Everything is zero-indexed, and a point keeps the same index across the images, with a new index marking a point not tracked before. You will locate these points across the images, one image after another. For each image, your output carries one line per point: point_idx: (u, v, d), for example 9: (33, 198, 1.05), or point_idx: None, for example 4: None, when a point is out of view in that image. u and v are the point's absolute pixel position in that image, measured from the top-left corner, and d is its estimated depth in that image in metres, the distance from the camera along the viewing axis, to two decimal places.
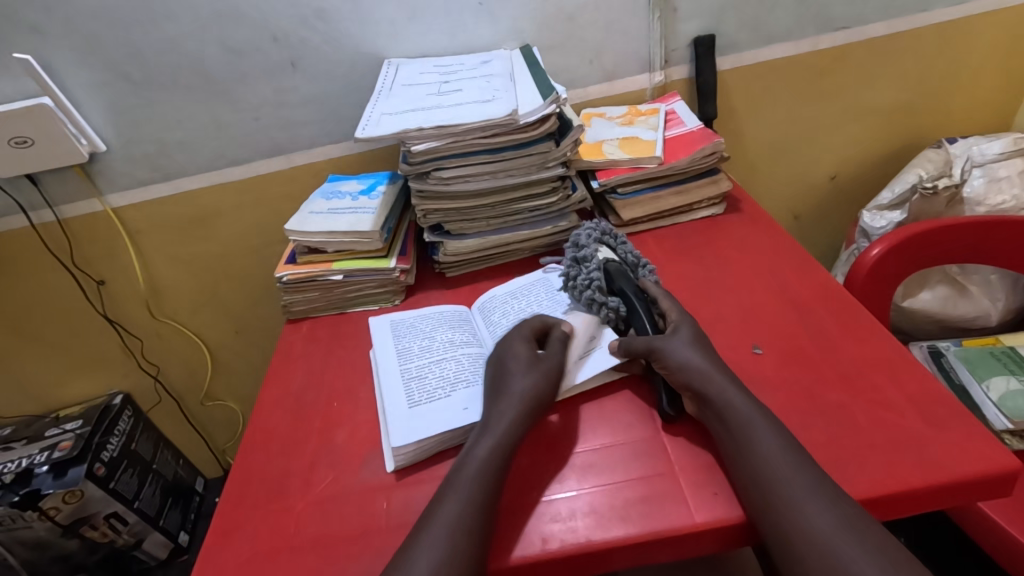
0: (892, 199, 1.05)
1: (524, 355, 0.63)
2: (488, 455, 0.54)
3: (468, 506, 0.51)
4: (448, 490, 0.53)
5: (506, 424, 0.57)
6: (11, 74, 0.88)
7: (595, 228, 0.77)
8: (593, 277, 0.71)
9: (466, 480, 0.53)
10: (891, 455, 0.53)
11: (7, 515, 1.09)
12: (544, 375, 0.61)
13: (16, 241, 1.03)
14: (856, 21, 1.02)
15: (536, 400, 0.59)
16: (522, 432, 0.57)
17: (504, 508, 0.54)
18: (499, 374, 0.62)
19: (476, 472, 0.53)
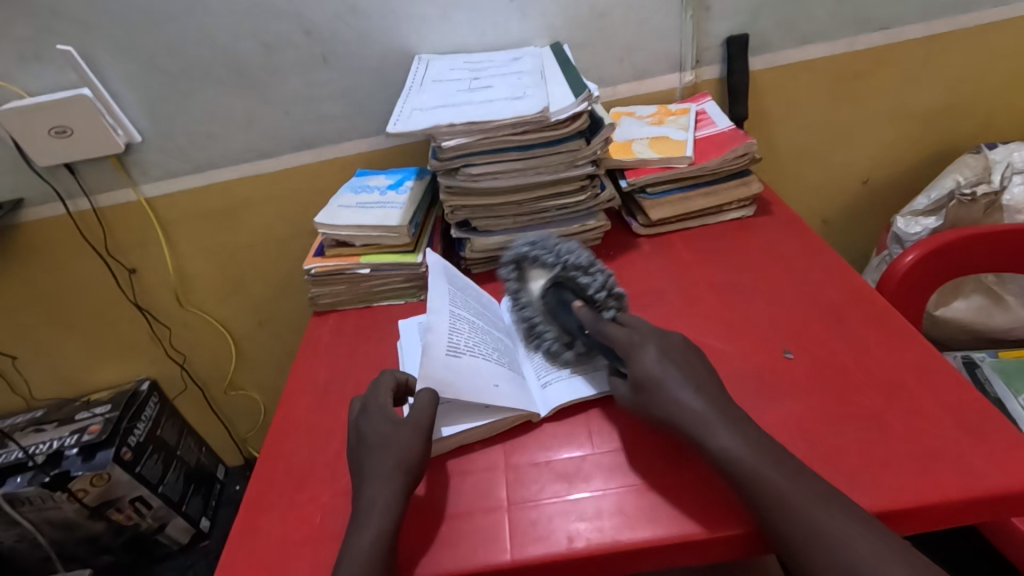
0: (928, 205, 1.03)
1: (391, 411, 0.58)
2: (383, 500, 0.52)
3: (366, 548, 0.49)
4: (355, 529, 0.51)
5: (383, 483, 0.53)
6: (53, 65, 0.90)
7: (524, 250, 0.72)
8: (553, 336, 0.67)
9: (367, 520, 0.51)
10: (929, 465, 0.52)
11: (38, 495, 1.12)
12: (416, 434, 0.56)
13: (52, 228, 1.05)
14: (895, 21, 0.99)
15: (409, 448, 0.55)
16: (405, 479, 0.54)
17: (404, 544, 0.53)
18: (361, 427, 0.59)
19: (381, 517, 0.51)
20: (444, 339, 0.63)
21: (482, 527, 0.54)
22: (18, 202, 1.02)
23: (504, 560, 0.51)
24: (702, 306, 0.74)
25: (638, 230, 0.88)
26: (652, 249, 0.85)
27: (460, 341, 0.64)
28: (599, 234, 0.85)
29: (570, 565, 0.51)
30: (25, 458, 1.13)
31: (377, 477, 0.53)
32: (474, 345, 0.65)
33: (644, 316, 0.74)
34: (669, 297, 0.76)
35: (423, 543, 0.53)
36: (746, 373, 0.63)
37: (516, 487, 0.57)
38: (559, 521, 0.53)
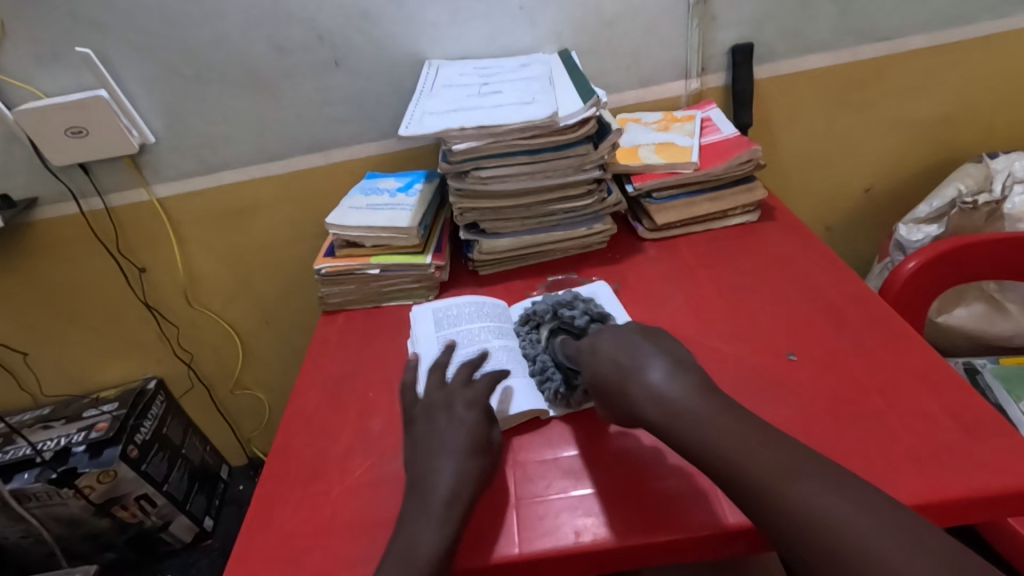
0: (930, 212, 1.04)
1: (459, 396, 0.60)
2: (452, 482, 0.53)
3: (440, 528, 0.51)
4: (416, 510, 0.52)
5: (446, 468, 0.54)
6: (71, 67, 0.92)
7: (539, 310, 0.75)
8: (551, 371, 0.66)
9: (436, 499, 0.52)
10: (930, 466, 0.53)
11: (44, 491, 1.13)
12: (481, 420, 0.58)
13: (65, 227, 1.07)
14: (898, 32, 1.01)
15: (475, 437, 0.56)
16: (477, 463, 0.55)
17: (469, 532, 0.54)
18: (423, 412, 0.60)
19: (446, 496, 0.52)
20: (443, 359, 0.66)
21: (489, 521, 0.55)
22: (32, 201, 1.03)
23: (513, 554, 0.52)
24: (706, 309, 0.75)
25: (644, 234, 0.89)
26: (657, 252, 0.87)
27: (456, 363, 0.67)
28: (605, 237, 0.87)
29: (577, 559, 0.52)
30: (33, 454, 1.14)
31: (449, 459, 0.55)
32: (468, 362, 0.67)
33: (649, 318, 0.75)
34: (674, 299, 0.77)
35: (486, 518, 0.55)
36: (750, 375, 0.65)
37: (525, 483, 0.58)
38: (566, 515, 0.54)
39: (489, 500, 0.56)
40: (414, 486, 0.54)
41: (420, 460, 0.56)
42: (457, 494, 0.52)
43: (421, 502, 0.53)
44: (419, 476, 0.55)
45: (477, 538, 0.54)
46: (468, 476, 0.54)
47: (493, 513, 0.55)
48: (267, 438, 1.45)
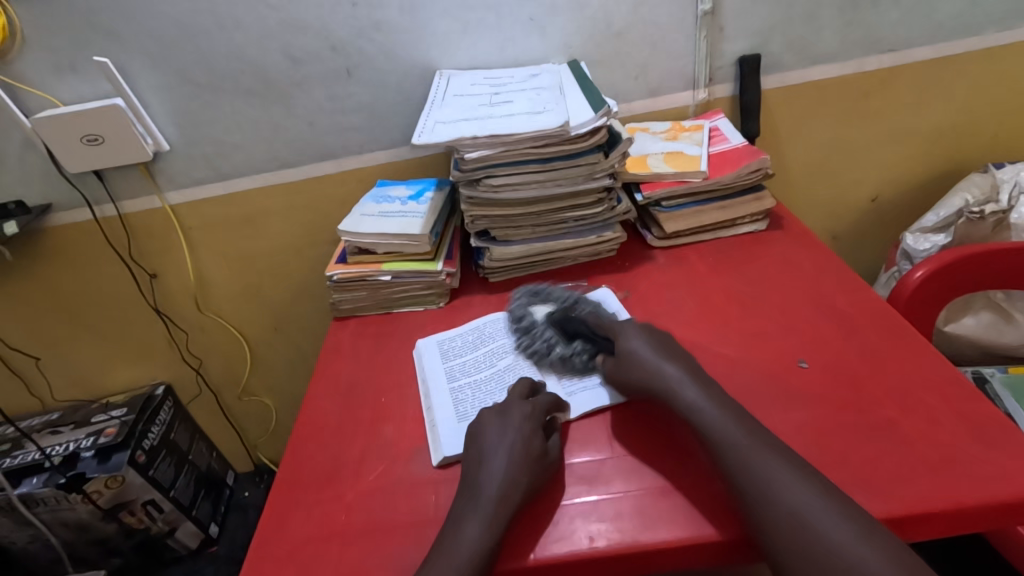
0: (937, 222, 1.05)
1: (518, 408, 0.61)
2: (504, 482, 0.55)
3: (487, 525, 0.52)
4: (467, 509, 0.54)
5: (500, 470, 0.56)
6: (88, 75, 0.93)
7: (525, 294, 0.80)
8: (552, 337, 0.72)
9: (486, 499, 0.54)
10: (942, 473, 0.53)
11: (53, 496, 1.13)
12: (537, 429, 0.59)
13: (78, 233, 1.08)
14: (903, 43, 1.02)
15: (529, 444, 0.57)
16: (531, 470, 0.56)
17: (519, 528, 0.55)
18: (480, 420, 0.62)
19: (497, 495, 0.54)
20: (453, 408, 0.67)
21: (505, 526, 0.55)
22: (46, 207, 1.04)
23: (529, 559, 0.53)
24: (716, 316, 0.75)
25: (653, 242, 0.90)
26: (666, 260, 0.87)
27: (468, 406, 0.67)
28: (614, 245, 0.87)
29: (591, 564, 0.53)
30: (42, 458, 1.14)
31: (501, 462, 0.56)
32: (480, 400, 0.68)
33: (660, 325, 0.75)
34: (684, 307, 0.78)
35: (536, 516, 0.56)
36: (762, 381, 0.65)
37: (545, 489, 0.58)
38: (581, 520, 0.55)
39: (542, 499, 0.57)
40: (465, 486, 0.56)
41: (473, 463, 0.58)
42: (505, 493, 0.54)
43: (472, 499, 0.55)
44: (472, 475, 0.57)
45: (525, 536, 0.54)
46: (519, 477, 0.55)
47: (543, 511, 0.56)
48: (273, 444, 1.45)
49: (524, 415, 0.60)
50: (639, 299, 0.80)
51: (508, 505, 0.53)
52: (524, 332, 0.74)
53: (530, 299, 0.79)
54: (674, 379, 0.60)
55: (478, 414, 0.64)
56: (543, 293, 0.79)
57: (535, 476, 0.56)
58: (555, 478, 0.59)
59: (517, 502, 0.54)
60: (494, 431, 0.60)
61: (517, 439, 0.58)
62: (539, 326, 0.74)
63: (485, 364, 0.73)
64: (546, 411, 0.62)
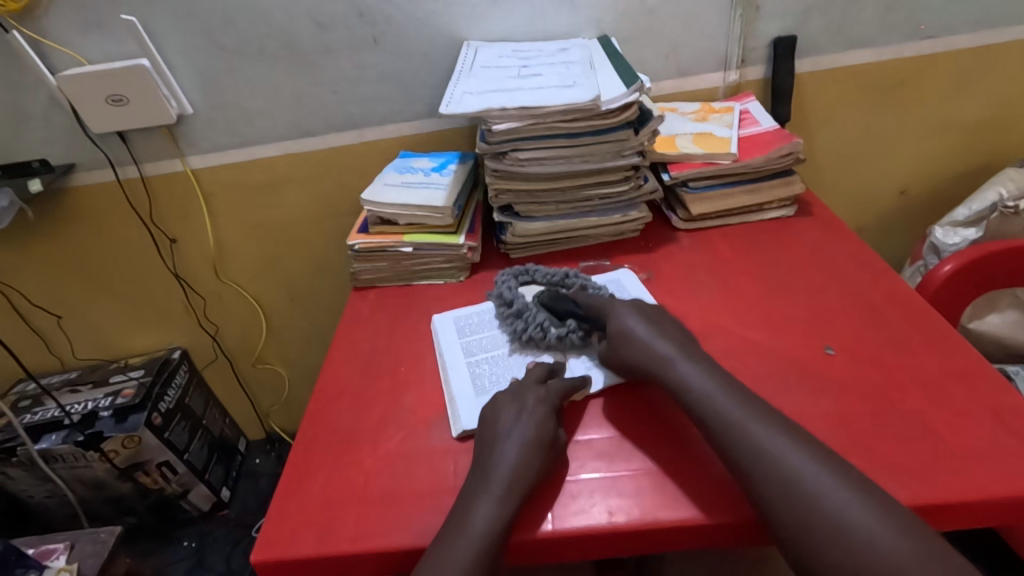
0: (968, 216, 1.02)
1: (531, 393, 0.61)
2: (518, 467, 0.54)
3: (498, 507, 0.52)
4: (479, 492, 0.53)
5: (513, 456, 0.55)
6: (113, 35, 0.93)
7: (511, 273, 0.79)
8: (543, 319, 0.70)
9: (498, 481, 0.53)
10: (969, 465, 0.52)
11: (71, 454, 1.16)
12: (549, 415, 0.59)
13: (100, 194, 1.08)
14: (945, 30, 0.99)
15: (541, 430, 0.57)
16: (542, 457, 0.55)
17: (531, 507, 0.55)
18: (495, 403, 0.61)
19: (510, 478, 0.54)
20: (471, 383, 0.67)
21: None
22: (69, 166, 1.04)
23: (547, 530, 0.53)
24: (742, 300, 0.75)
25: (678, 224, 0.89)
26: (690, 243, 0.86)
27: (486, 381, 0.67)
28: (639, 225, 0.86)
29: (609, 539, 0.53)
30: (61, 416, 1.17)
31: (514, 446, 0.56)
32: (498, 375, 0.68)
33: (684, 307, 0.75)
34: (707, 290, 0.77)
35: (543, 493, 0.56)
36: (787, 367, 0.64)
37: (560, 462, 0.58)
38: (598, 495, 0.55)
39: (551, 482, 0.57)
40: (477, 468, 0.56)
41: (485, 446, 0.57)
42: (517, 477, 0.54)
43: (483, 482, 0.54)
44: (485, 459, 0.56)
45: (532, 514, 0.54)
46: (531, 461, 0.55)
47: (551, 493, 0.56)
48: (286, 413, 1.46)
49: (537, 402, 0.60)
50: (664, 280, 0.79)
51: (517, 489, 0.53)
52: (517, 317, 0.72)
53: (516, 280, 0.78)
54: (689, 359, 0.59)
55: (489, 400, 0.63)
56: (529, 272, 0.79)
57: (543, 461, 0.55)
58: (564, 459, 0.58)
59: (529, 485, 0.54)
60: (507, 416, 0.59)
61: (531, 425, 0.57)
62: (531, 307, 0.72)
63: (503, 341, 0.73)
64: (559, 395, 0.61)
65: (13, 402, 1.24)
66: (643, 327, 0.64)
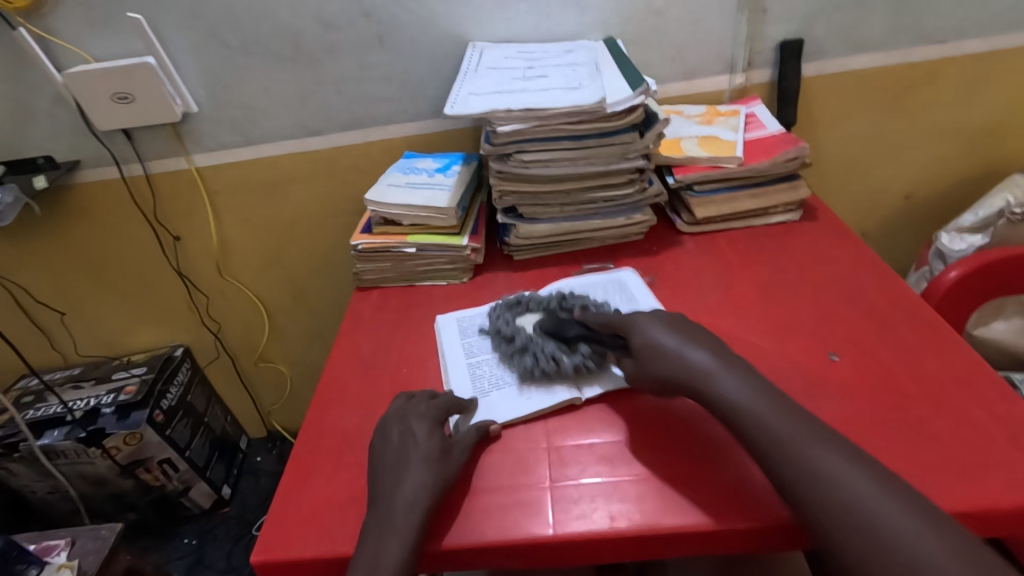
0: (974, 222, 1.02)
1: (411, 415, 0.60)
2: (413, 498, 0.53)
3: (398, 542, 0.50)
4: (375, 529, 0.52)
5: (405, 489, 0.53)
6: (120, 33, 0.93)
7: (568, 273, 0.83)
8: (552, 348, 0.66)
9: (393, 516, 0.52)
10: (975, 473, 0.52)
11: (73, 450, 1.16)
12: (433, 444, 0.57)
13: (105, 191, 1.09)
14: (953, 34, 0.98)
15: (429, 462, 0.55)
16: (438, 488, 0.54)
17: (530, 510, 0.55)
18: (380, 435, 0.59)
19: (403, 510, 0.52)
20: (472, 385, 0.67)
21: (502, 503, 0.56)
22: (74, 163, 1.05)
23: (547, 534, 0.53)
24: (746, 304, 0.74)
25: (682, 227, 0.88)
26: (695, 247, 0.86)
27: (487, 383, 0.67)
28: (643, 228, 0.86)
29: (609, 543, 0.53)
30: (64, 412, 1.17)
31: (407, 478, 0.54)
32: (499, 377, 0.68)
33: (688, 311, 0.74)
34: (712, 294, 0.77)
35: (451, 503, 0.56)
36: (791, 373, 0.64)
37: (556, 464, 0.58)
38: (598, 499, 0.55)
39: (450, 511, 0.55)
40: (373, 503, 0.54)
41: (375, 480, 0.56)
42: (410, 510, 0.52)
43: (379, 518, 0.52)
44: (377, 494, 0.54)
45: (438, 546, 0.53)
46: (423, 491, 0.53)
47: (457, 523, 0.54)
48: (287, 412, 1.46)
49: (424, 430, 0.58)
50: (669, 283, 0.79)
51: (422, 501, 0.53)
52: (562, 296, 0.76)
53: (511, 312, 0.73)
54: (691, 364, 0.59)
55: (378, 429, 0.61)
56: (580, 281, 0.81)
57: (446, 471, 0.55)
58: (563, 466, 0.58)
59: (423, 518, 0.52)
60: (392, 448, 0.58)
61: (419, 457, 0.56)
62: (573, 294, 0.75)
63: None
64: (444, 409, 0.61)
65: (16, 397, 1.24)
66: (672, 338, 0.58)
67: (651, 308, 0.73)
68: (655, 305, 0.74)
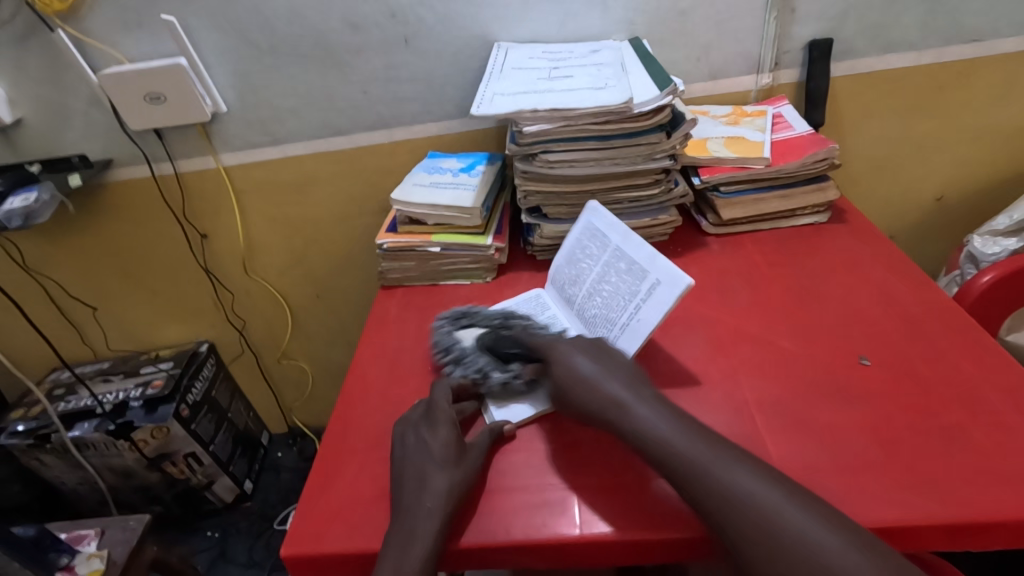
0: (1009, 225, 0.99)
1: (432, 419, 0.61)
2: (436, 503, 0.53)
3: (422, 545, 0.51)
4: (397, 533, 0.52)
5: (427, 493, 0.54)
6: (152, 34, 0.95)
7: (449, 317, 0.75)
8: (481, 362, 0.66)
9: (417, 517, 0.52)
10: (1014, 483, 0.51)
11: (102, 442, 1.19)
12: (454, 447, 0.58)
13: (136, 189, 1.11)
14: (989, 33, 0.96)
15: (450, 464, 0.56)
16: (461, 491, 0.55)
17: (553, 514, 0.54)
18: (403, 440, 0.60)
19: (426, 513, 0.52)
20: None
21: (528, 503, 0.56)
22: (107, 162, 1.07)
23: (574, 533, 0.53)
24: (773, 308, 0.73)
25: (708, 228, 0.88)
26: (720, 248, 0.85)
27: None
28: (668, 229, 0.85)
29: (636, 546, 0.52)
30: (94, 405, 1.20)
31: (429, 480, 0.55)
32: None
33: (714, 313, 0.74)
34: (739, 296, 0.76)
35: (474, 503, 0.56)
36: (820, 377, 0.63)
37: (583, 464, 0.58)
38: (624, 498, 0.55)
39: (473, 513, 0.55)
40: (398, 506, 0.55)
41: (399, 485, 0.56)
42: (433, 512, 0.52)
43: (404, 519, 0.53)
44: (400, 499, 0.55)
45: (463, 549, 0.53)
46: (445, 492, 0.54)
47: (483, 524, 0.54)
48: (309, 408, 1.48)
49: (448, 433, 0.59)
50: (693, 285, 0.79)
51: (440, 507, 0.53)
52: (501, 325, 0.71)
53: (454, 325, 0.74)
54: None
55: (395, 435, 0.62)
56: (468, 316, 0.74)
57: (464, 478, 0.56)
58: (585, 467, 0.58)
59: (445, 519, 0.53)
60: (415, 452, 0.58)
61: (441, 459, 0.56)
62: (468, 352, 0.68)
63: None
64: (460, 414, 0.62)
65: (48, 390, 1.27)
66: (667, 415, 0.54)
67: (629, 246, 0.68)
68: (631, 240, 0.68)
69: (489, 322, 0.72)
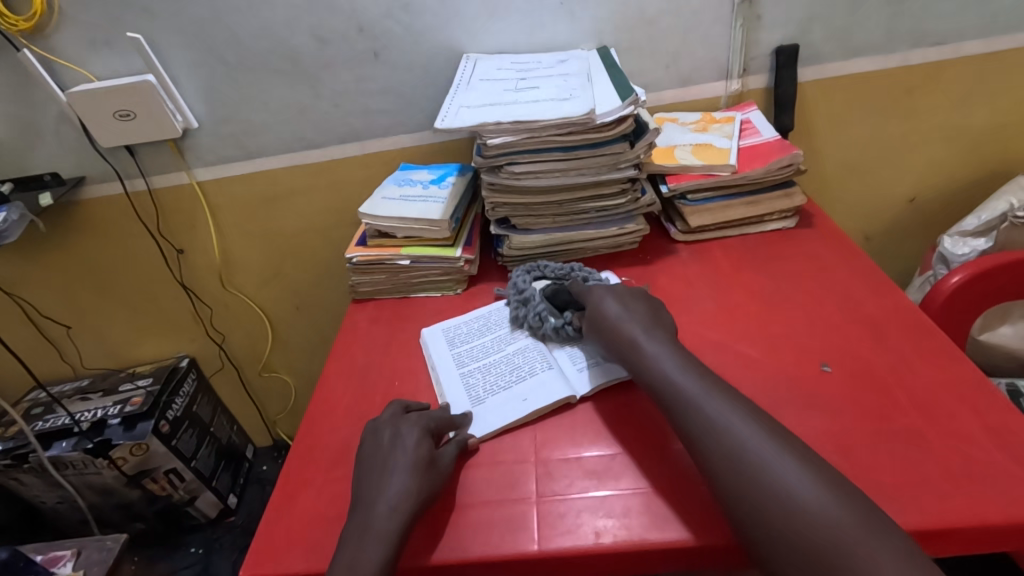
0: (978, 226, 1.00)
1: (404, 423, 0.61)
2: (396, 512, 0.52)
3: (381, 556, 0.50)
4: (353, 539, 0.51)
5: (390, 501, 0.53)
6: (119, 51, 0.95)
7: (527, 266, 0.81)
8: (544, 309, 0.73)
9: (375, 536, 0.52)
10: (969, 491, 0.51)
11: (81, 461, 1.17)
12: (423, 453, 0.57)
13: (109, 206, 1.10)
14: (953, 36, 0.97)
15: (418, 472, 0.55)
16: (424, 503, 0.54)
17: (513, 531, 0.54)
18: (374, 440, 0.60)
19: (386, 523, 0.52)
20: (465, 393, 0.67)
21: (489, 518, 0.55)
22: (79, 179, 1.07)
23: (533, 550, 0.52)
24: (739, 315, 0.73)
25: (677, 236, 0.88)
26: (689, 255, 0.86)
27: (481, 390, 0.67)
28: (637, 238, 0.86)
29: (595, 559, 0.52)
30: (71, 423, 1.19)
31: (394, 487, 0.54)
32: (492, 384, 0.68)
33: (681, 322, 0.74)
34: (706, 303, 0.76)
35: (434, 519, 0.56)
36: (782, 385, 0.63)
37: (545, 479, 0.58)
38: (585, 514, 0.55)
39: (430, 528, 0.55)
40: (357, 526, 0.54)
41: (363, 488, 0.56)
42: (395, 522, 0.52)
43: (362, 528, 0.52)
44: (362, 504, 0.54)
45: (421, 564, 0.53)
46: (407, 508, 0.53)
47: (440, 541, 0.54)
48: (292, 420, 1.47)
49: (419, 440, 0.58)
50: (661, 293, 0.79)
51: (404, 509, 0.53)
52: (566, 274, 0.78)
53: (528, 275, 0.79)
54: None
55: (366, 434, 0.61)
56: (540, 267, 0.80)
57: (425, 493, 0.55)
58: (545, 482, 0.58)
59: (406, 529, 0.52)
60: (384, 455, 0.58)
61: (410, 465, 0.56)
62: (535, 298, 0.75)
63: (493, 349, 0.73)
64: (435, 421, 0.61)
65: (25, 409, 1.26)
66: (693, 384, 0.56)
67: None
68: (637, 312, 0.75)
69: (554, 272, 0.79)
